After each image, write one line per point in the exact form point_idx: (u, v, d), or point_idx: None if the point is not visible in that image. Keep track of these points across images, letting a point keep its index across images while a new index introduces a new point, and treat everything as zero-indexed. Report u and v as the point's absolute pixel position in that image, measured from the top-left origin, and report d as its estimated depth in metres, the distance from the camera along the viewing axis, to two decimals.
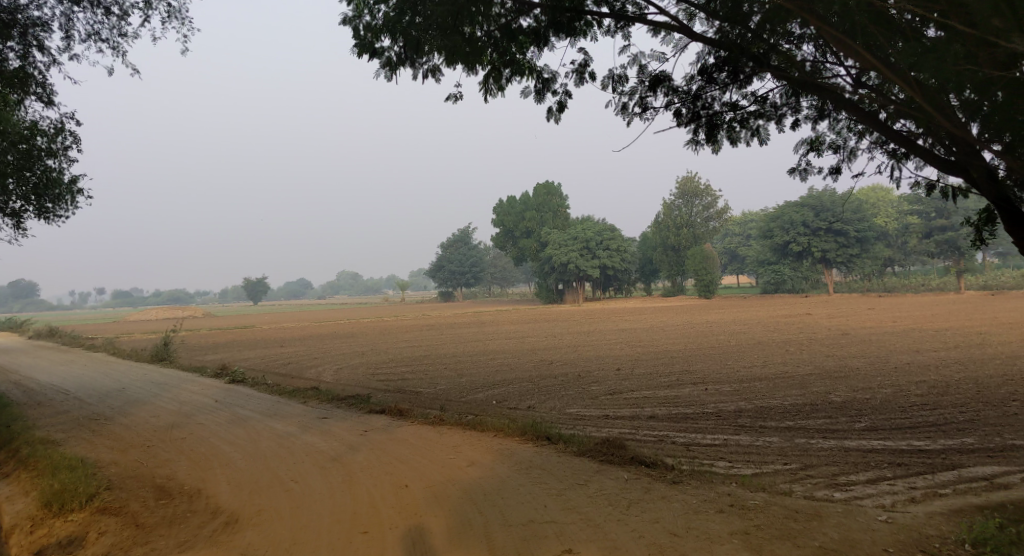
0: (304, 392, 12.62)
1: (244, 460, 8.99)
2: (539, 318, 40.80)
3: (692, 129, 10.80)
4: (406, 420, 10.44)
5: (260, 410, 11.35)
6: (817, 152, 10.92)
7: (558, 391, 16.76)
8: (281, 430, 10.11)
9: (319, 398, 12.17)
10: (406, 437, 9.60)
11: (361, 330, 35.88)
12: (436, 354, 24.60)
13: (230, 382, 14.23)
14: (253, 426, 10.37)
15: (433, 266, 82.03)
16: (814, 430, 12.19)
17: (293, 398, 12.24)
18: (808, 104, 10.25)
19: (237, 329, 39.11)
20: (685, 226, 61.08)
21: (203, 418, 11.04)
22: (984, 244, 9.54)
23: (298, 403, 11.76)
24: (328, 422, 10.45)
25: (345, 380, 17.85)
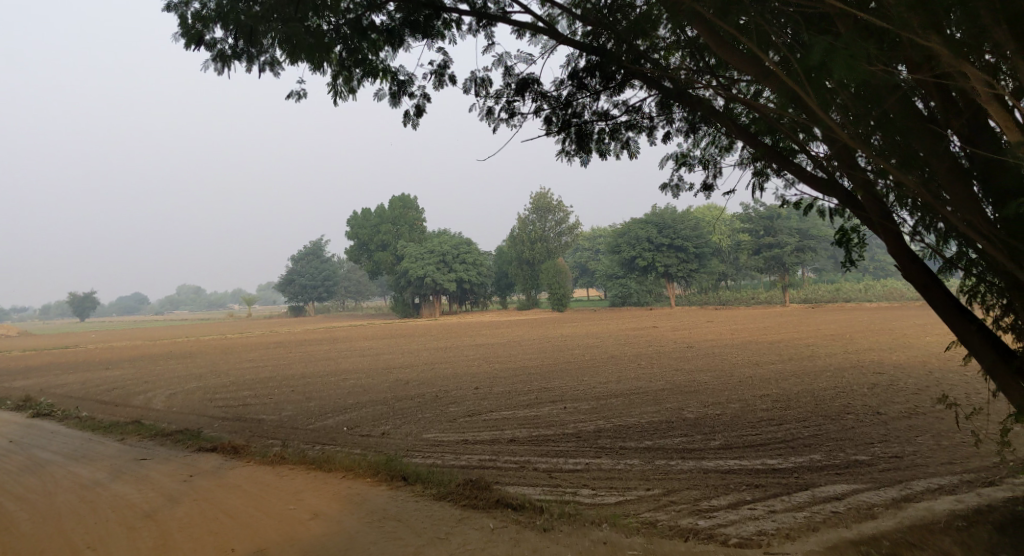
0: (122, 427, 11.17)
1: (31, 523, 7.59)
2: (393, 334, 39.67)
3: (561, 138, 10.48)
4: (240, 461, 9.32)
5: (63, 452, 9.84)
6: (687, 168, 10.85)
7: (412, 414, 15.94)
8: (87, 478, 8.75)
9: (140, 434, 10.74)
10: (239, 484, 8.50)
11: (199, 349, 33.49)
12: (280, 375, 23.10)
13: (34, 415, 12.46)
14: (47, 475, 8.92)
15: (281, 279, 78.73)
16: (672, 449, 12.03)
17: (109, 435, 10.79)
18: (679, 117, 10.17)
19: (58, 349, 35.58)
20: (538, 240, 61.81)
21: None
22: (852, 266, 9.67)
23: (113, 442, 10.30)
24: (147, 465, 9.16)
25: (176, 408, 16.22)
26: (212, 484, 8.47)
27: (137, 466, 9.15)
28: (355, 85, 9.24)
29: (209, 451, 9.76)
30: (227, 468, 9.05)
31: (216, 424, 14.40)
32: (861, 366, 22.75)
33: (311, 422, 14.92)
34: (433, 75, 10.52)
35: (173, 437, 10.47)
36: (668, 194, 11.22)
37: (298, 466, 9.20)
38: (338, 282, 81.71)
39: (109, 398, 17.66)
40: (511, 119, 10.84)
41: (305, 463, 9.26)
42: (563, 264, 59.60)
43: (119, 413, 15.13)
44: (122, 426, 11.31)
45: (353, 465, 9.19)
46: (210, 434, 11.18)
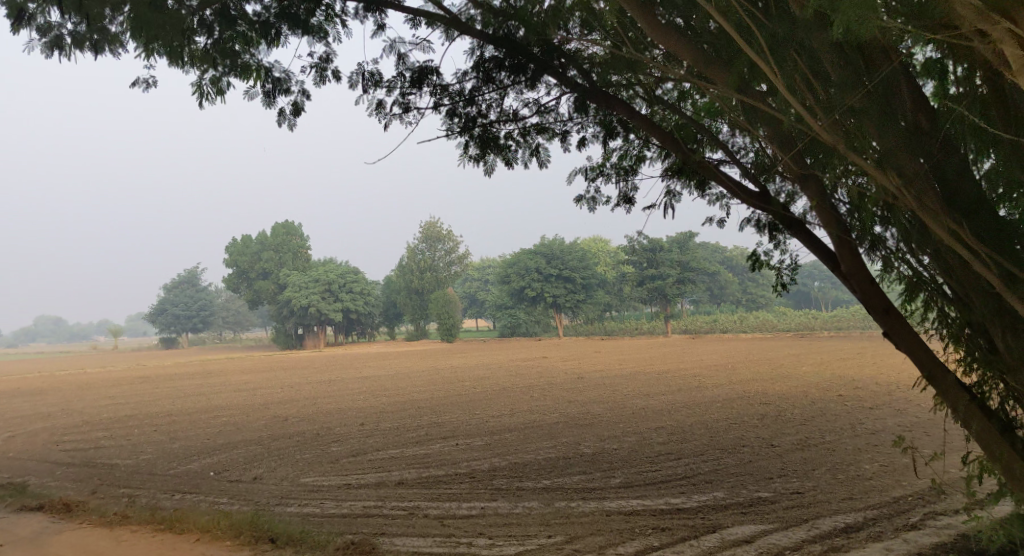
0: None
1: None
2: (271, 366, 37.62)
3: (463, 143, 9.80)
4: (73, 524, 7.90)
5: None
6: (603, 179, 10.30)
7: (289, 455, 14.57)
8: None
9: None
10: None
11: (53, 384, 30.57)
12: (142, 413, 21.10)
13: None
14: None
15: (153, 309, 74.24)
16: (571, 489, 11.21)
17: None
18: (595, 121, 9.59)
19: None
20: (428, 270, 60.82)
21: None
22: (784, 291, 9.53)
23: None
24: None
25: (13, 457, 14.28)
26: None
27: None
28: (221, 86, 8.23)
29: (35, 514, 8.24)
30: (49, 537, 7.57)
31: (58, 475, 12.65)
32: (748, 396, 22.86)
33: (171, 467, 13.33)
34: (315, 69, 9.59)
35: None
36: (582, 207, 10.94)
37: (144, 530, 7.82)
38: (215, 312, 77.84)
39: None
40: (405, 114, 10.04)
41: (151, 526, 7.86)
42: (452, 294, 58.71)
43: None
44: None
45: (212, 527, 7.86)
46: (43, 491, 9.57)
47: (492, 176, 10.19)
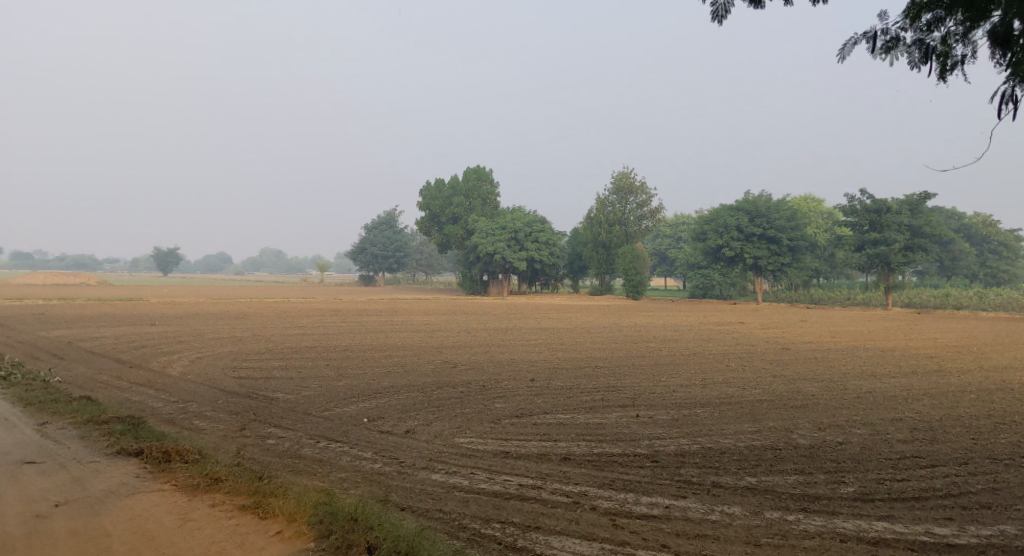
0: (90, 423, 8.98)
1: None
2: (456, 310, 37.03)
3: None
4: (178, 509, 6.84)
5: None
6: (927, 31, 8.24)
7: (450, 408, 13.30)
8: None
9: (55, 431, 8.72)
10: (111, 534, 6.36)
11: (256, 318, 31.71)
12: (316, 354, 20.89)
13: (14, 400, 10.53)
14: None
15: (354, 248, 77.35)
16: (787, 495, 8.55)
17: (81, 430, 8.71)
18: None
19: (118, 311, 34.66)
20: (619, 222, 53.47)
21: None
22: None
23: (22, 441, 8.21)
24: (23, 487, 7.02)
25: (177, 402, 14.36)
26: (110, 534, 6.36)
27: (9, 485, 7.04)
28: None
29: (128, 461, 7.85)
30: (122, 504, 6.84)
31: (205, 422, 12.43)
32: (1007, 388, 18.57)
33: (318, 421, 12.56)
34: None
35: (99, 441, 8.36)
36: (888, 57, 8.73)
37: (225, 507, 7.06)
38: (410, 254, 80.07)
39: (113, 386, 15.96)
40: None
41: (234, 502, 7.07)
42: (642, 248, 52.24)
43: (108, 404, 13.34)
44: (58, 417, 9.32)
45: (308, 510, 7.01)
46: (167, 433, 9.41)
47: (723, 20, 8.25)
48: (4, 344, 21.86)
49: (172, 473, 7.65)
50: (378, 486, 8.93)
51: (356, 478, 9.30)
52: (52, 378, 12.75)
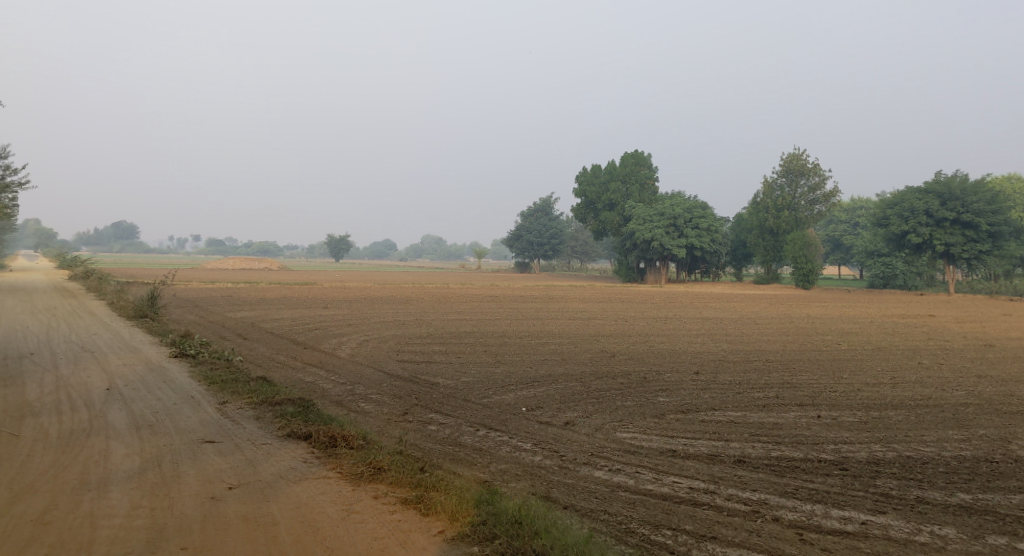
0: (270, 402, 9.18)
1: (33, 518, 6.01)
2: (614, 297, 36.25)
3: None
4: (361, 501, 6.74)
5: (134, 421, 8.07)
6: None
7: (611, 400, 12.73)
8: (112, 470, 6.80)
9: (233, 408, 8.90)
10: (279, 523, 6.27)
11: (417, 303, 32.40)
12: (476, 340, 20.91)
13: (200, 376, 11.02)
14: (90, 450, 7.20)
15: (511, 235, 78.13)
16: (1010, 518, 7.39)
17: (263, 409, 8.92)
18: None
19: (292, 294, 36.59)
20: (787, 208, 50.43)
21: (37, 426, 7.81)
22: None
23: (203, 417, 8.38)
24: (202, 465, 7.06)
25: (345, 383, 14.69)
26: (278, 522, 6.28)
27: (188, 461, 7.11)
28: None
29: (297, 445, 7.84)
30: (290, 492, 6.76)
31: (370, 406, 12.57)
32: None
33: (478, 409, 12.39)
34: None
35: (271, 422, 8.41)
36: None
37: (388, 500, 6.87)
38: (566, 241, 79.88)
39: (287, 366, 16.62)
40: None
41: (397, 495, 6.87)
42: (814, 235, 48.78)
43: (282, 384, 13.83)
44: (236, 396, 9.58)
45: (470, 509, 6.73)
46: (333, 416, 9.46)
47: None
48: (194, 324, 23.45)
49: (339, 460, 7.57)
50: (539, 481, 8.53)
51: (516, 471, 8.95)
52: (233, 357, 13.33)
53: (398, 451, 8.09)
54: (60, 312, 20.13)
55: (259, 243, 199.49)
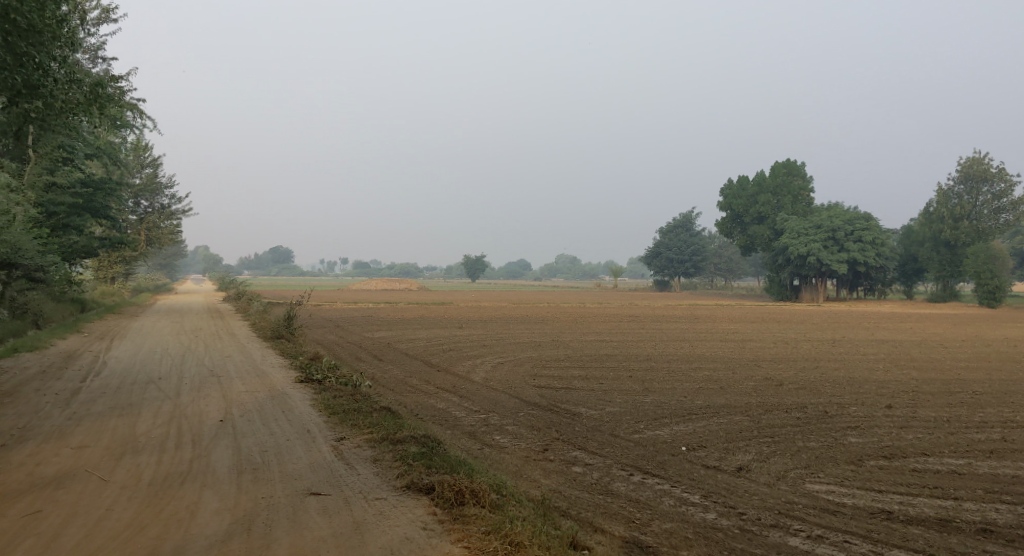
0: (390, 440, 7.85)
1: None
2: (769, 317, 33.35)
3: None
4: None
5: (237, 462, 6.94)
6: None
7: (789, 440, 10.70)
8: (192, 536, 5.66)
9: (350, 448, 7.63)
10: None
11: (556, 323, 30.92)
12: (621, 365, 19.09)
13: (320, 405, 9.88)
14: (178, 503, 6.13)
15: (650, 252, 75.55)
16: None
17: (382, 450, 7.59)
18: None
19: (429, 314, 36.00)
20: (965, 218, 45.55)
21: (132, 463, 6.82)
22: None
23: (314, 459, 7.15)
24: (300, 532, 5.80)
25: (479, 412, 13.32)
26: None
27: (284, 526, 5.87)
28: None
29: (418, 502, 6.45)
30: None
31: (507, 441, 11.10)
32: None
33: (630, 446, 10.65)
34: None
35: (391, 468, 7.07)
36: None
37: None
38: (709, 258, 76.35)
39: (419, 391, 15.46)
40: None
41: None
42: (1000, 248, 43.65)
43: (412, 412, 12.63)
44: (357, 434, 8.34)
45: None
46: (465, 458, 8.06)
47: None
48: (330, 344, 22.90)
49: (467, 528, 6.12)
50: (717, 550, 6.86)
51: (687, 534, 7.26)
52: (362, 382, 12.24)
53: (542, 511, 6.58)
54: (202, 333, 19.97)
55: (403, 264, 205.11)
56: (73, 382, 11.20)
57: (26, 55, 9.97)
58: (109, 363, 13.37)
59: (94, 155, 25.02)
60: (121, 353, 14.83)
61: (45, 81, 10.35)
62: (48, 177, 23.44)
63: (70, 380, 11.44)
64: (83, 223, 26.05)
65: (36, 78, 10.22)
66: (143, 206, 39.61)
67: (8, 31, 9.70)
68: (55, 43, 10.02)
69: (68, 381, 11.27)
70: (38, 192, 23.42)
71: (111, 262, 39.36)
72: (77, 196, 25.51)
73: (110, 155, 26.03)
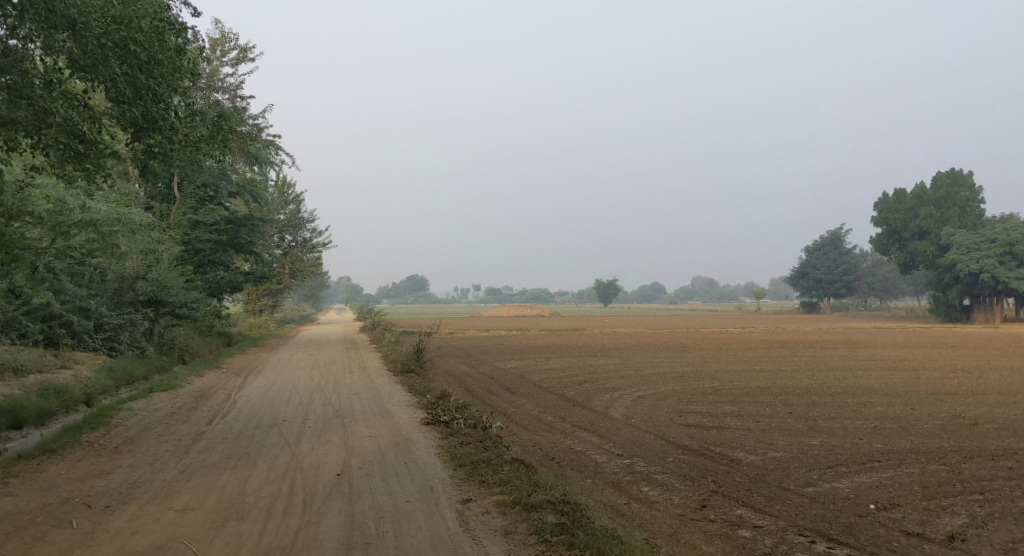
0: (523, 505, 6.98)
1: None
2: (944, 342, 30.02)
3: None
4: None
5: (349, 535, 6.33)
6: None
7: (1010, 502, 8.73)
8: None
9: (476, 514, 6.83)
10: None
11: (701, 351, 29.01)
12: (778, 399, 17.17)
13: (445, 454, 8.88)
14: None
15: (796, 272, 71.58)
16: None
17: (514, 521, 6.71)
18: None
19: (564, 342, 34.90)
20: None
21: (234, 537, 6.27)
22: None
23: (434, 531, 6.45)
24: None
25: (622, 456, 11.97)
26: None
27: None
28: None
29: None
30: None
31: (657, 494, 9.74)
32: None
33: (805, 504, 9.04)
34: None
35: (521, 548, 6.26)
36: None
37: None
38: (862, 278, 71.40)
39: (554, 430, 14.28)
40: None
41: None
42: None
43: (548, 456, 11.46)
44: (484, 496, 7.39)
45: None
46: (609, 526, 7.03)
47: None
48: (462, 376, 22.14)
49: None
50: None
51: None
52: (492, 423, 11.22)
53: None
54: (334, 367, 19.64)
55: (536, 291, 206.01)
56: (198, 425, 10.81)
57: (148, 87, 9.68)
58: (237, 402, 13.02)
59: (236, 192, 25.62)
60: (252, 391, 14.50)
61: (167, 114, 10.03)
62: (193, 215, 24.10)
63: (195, 422, 11.10)
64: (227, 258, 26.73)
65: (157, 111, 9.89)
66: (287, 240, 40.78)
67: (128, 63, 9.46)
68: (175, 71, 9.73)
69: (193, 424, 10.87)
70: (184, 230, 24.13)
71: (257, 295, 40.72)
72: (221, 233, 26.18)
73: (251, 191, 26.62)
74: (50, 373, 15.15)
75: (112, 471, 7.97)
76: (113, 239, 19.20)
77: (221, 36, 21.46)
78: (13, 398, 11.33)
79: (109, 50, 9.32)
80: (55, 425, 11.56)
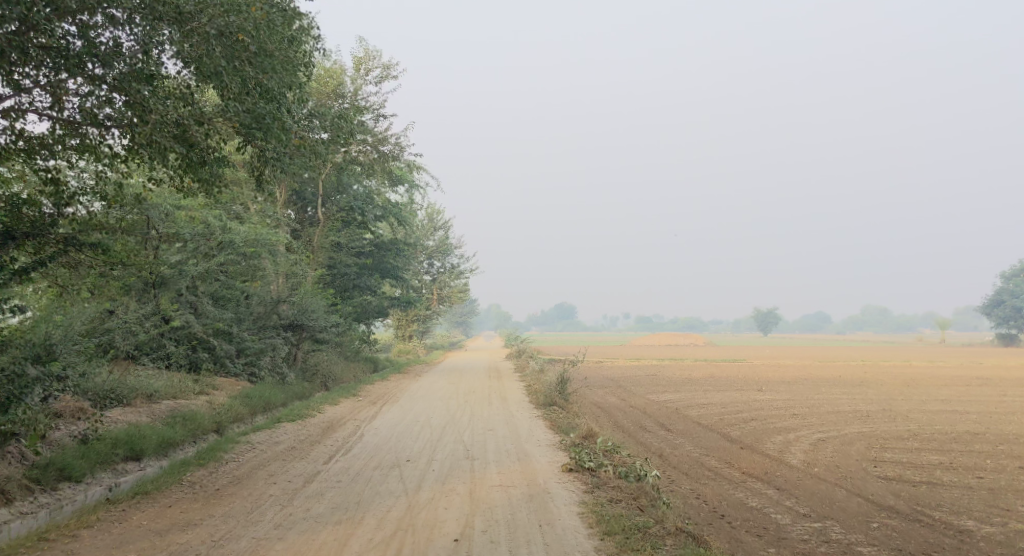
0: None
1: None
2: None
3: None
4: None
5: None
6: None
7: None
8: None
9: None
10: None
11: (889, 387, 25.57)
12: (998, 449, 14.12)
13: (588, 514, 7.16)
14: None
15: (990, 299, 64.41)
16: None
17: None
18: None
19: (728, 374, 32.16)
20: None
21: None
22: None
23: None
24: None
25: (808, 517, 9.74)
26: None
27: None
28: None
29: None
30: None
31: None
32: None
33: None
34: None
35: None
36: None
37: None
38: None
39: (721, 479, 12.11)
40: None
41: None
42: None
43: (717, 515, 9.41)
44: None
45: None
46: None
47: None
48: (612, 409, 20.17)
49: None
50: None
51: None
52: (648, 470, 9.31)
53: None
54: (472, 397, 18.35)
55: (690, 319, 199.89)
56: (315, 462, 9.67)
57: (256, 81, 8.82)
58: (363, 436, 11.81)
59: (382, 215, 25.14)
60: (382, 424, 13.29)
61: (279, 111, 9.10)
62: (338, 239, 23.74)
63: (313, 458, 9.96)
64: (373, 283, 26.13)
65: (269, 109, 8.94)
66: (436, 266, 40.40)
67: (236, 56, 8.56)
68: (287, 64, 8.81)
69: (310, 462, 9.71)
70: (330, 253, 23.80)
71: (407, 320, 40.48)
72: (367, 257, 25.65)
73: (396, 215, 26.06)
74: (184, 398, 14.66)
75: (200, 523, 6.80)
76: (255, 262, 18.83)
77: (365, 54, 21.00)
78: (133, 425, 10.61)
79: (217, 42, 8.43)
80: (175, 456, 10.75)
